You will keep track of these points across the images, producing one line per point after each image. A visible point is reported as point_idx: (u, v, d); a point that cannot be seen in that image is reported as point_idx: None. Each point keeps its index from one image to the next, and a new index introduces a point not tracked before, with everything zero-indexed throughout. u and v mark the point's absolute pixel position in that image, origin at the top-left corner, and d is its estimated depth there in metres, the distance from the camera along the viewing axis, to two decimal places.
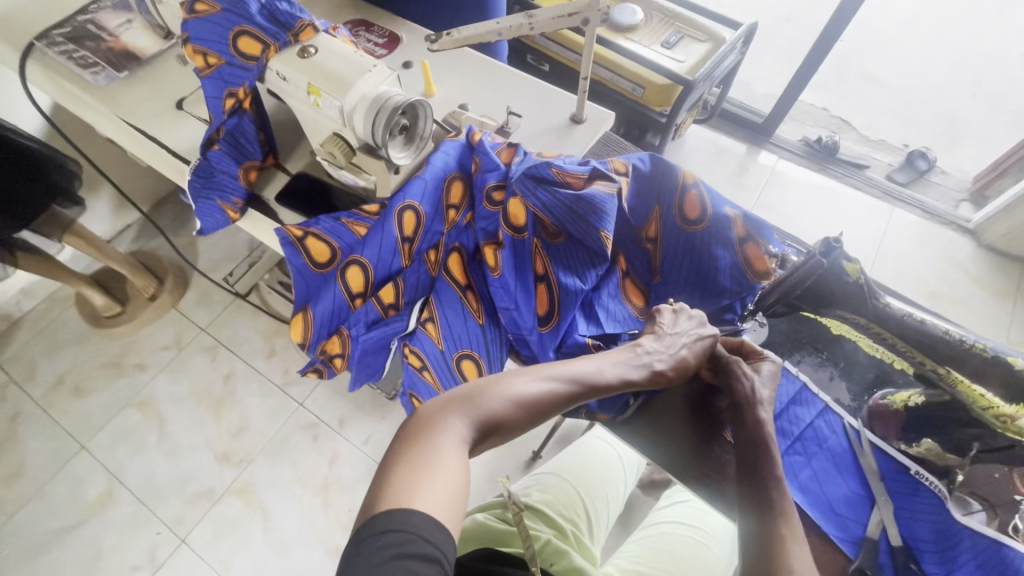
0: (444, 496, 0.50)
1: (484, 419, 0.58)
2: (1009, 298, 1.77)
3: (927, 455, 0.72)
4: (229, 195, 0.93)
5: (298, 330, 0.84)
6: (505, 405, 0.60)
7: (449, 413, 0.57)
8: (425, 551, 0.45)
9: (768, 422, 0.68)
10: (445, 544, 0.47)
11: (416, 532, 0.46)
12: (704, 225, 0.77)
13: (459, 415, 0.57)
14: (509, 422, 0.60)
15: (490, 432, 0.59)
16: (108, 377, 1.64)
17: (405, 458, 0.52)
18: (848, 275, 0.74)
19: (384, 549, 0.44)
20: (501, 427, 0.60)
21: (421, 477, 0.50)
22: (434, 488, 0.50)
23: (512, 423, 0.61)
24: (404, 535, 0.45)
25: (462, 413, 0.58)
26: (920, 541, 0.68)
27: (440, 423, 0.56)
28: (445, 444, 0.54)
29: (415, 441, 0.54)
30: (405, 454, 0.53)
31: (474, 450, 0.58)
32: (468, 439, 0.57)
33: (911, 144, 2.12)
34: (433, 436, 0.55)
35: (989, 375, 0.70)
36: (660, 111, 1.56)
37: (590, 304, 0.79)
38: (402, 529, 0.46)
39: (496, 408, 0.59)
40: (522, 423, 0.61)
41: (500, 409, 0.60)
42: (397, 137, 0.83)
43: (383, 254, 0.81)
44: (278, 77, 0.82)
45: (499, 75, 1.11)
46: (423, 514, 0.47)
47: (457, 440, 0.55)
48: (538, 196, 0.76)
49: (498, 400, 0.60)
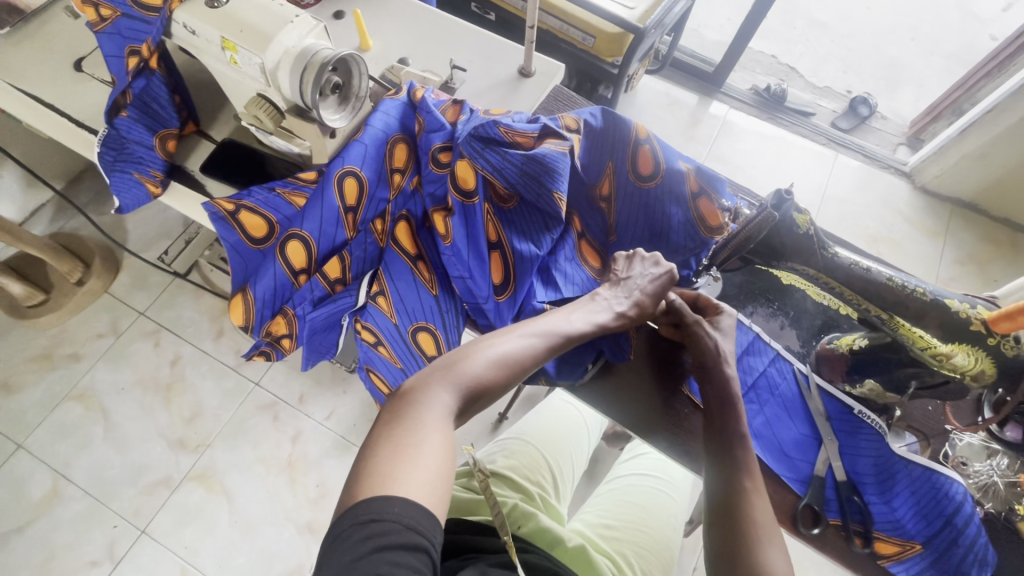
0: (430, 475, 0.48)
1: (468, 386, 0.56)
2: (940, 237, 1.87)
3: (870, 394, 0.75)
4: (146, 167, 0.84)
5: (239, 313, 0.79)
6: (487, 368, 0.58)
7: (431, 386, 0.55)
8: (409, 540, 0.44)
9: (734, 379, 0.69)
10: (432, 530, 0.45)
11: (399, 519, 0.44)
12: (658, 180, 0.76)
13: (442, 386, 0.55)
14: (493, 385, 0.58)
15: (475, 398, 0.57)
16: (39, 371, 1.53)
17: (386, 439, 0.50)
18: (799, 227, 0.70)
19: (363, 540, 0.43)
20: (484, 392, 0.58)
21: (405, 458, 0.48)
22: (419, 468, 0.48)
23: (497, 385, 0.59)
24: (388, 524, 0.44)
25: (445, 384, 0.55)
26: (862, 475, 0.71)
27: (422, 397, 0.54)
28: (429, 419, 0.52)
29: (398, 419, 0.52)
30: (387, 434, 0.51)
31: (460, 419, 0.56)
32: (453, 409, 0.55)
33: (854, 90, 2.15)
34: (416, 411, 0.52)
35: (928, 318, 0.67)
36: (611, 61, 1.52)
37: (547, 268, 0.77)
38: (385, 518, 0.44)
39: (477, 372, 0.57)
40: (508, 383, 0.60)
41: (484, 373, 0.58)
42: (328, 97, 0.75)
43: (326, 226, 0.77)
44: (185, 31, 0.73)
45: (440, 26, 1.03)
46: (408, 499, 0.45)
47: (442, 412, 0.53)
48: (487, 158, 0.72)
49: (479, 364, 0.58)
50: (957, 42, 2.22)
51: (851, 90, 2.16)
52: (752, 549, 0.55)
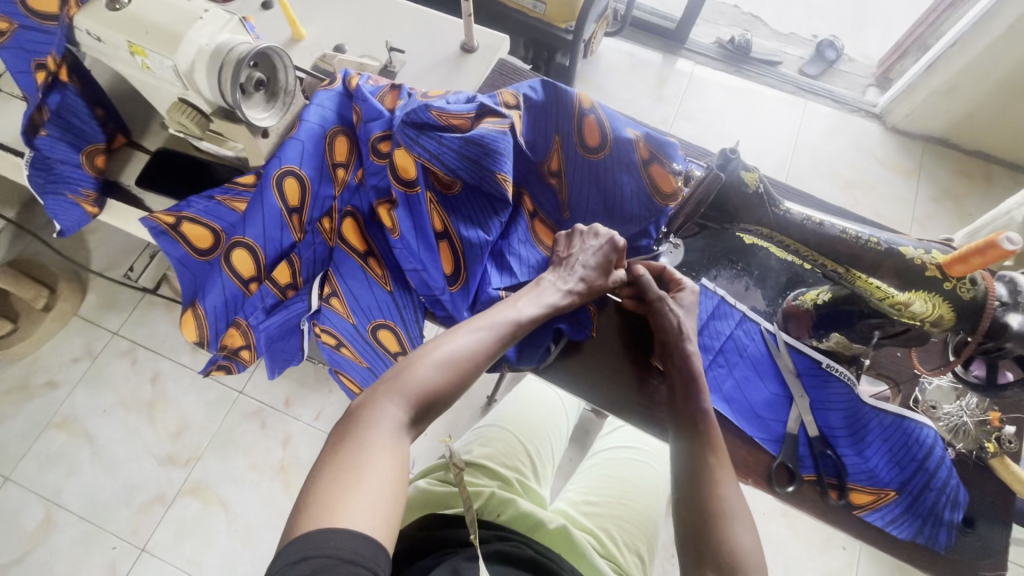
0: (375, 497, 0.46)
1: (415, 395, 0.55)
2: (914, 175, 1.86)
3: (837, 347, 0.74)
4: (76, 186, 0.80)
5: (192, 329, 0.77)
6: (435, 372, 0.56)
7: (378, 401, 0.53)
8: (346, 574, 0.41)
9: (695, 354, 0.68)
10: (374, 559, 0.43)
11: (334, 554, 0.42)
12: (606, 151, 0.73)
13: (388, 400, 0.53)
14: (445, 391, 0.56)
15: (427, 407, 0.55)
16: (17, 402, 1.51)
17: (331, 464, 0.48)
18: (748, 186, 0.66)
19: None
20: (436, 400, 0.56)
21: (347, 483, 0.46)
22: (364, 492, 0.46)
23: (449, 389, 0.57)
24: (319, 561, 0.41)
25: (391, 397, 0.54)
26: (834, 429, 0.71)
27: (366, 415, 0.52)
28: (376, 437, 0.50)
29: (343, 441, 0.50)
30: (332, 458, 0.49)
31: (413, 430, 0.55)
32: (403, 422, 0.53)
33: (820, 34, 2.11)
34: (362, 431, 0.51)
35: (883, 267, 0.65)
36: (565, 27, 1.47)
37: (500, 252, 0.74)
38: (318, 555, 0.41)
39: (426, 379, 0.55)
40: (460, 385, 0.58)
41: (432, 379, 0.56)
42: (252, 94, 0.71)
43: (269, 231, 0.74)
44: (90, 38, 0.68)
45: (375, 7, 0.98)
46: (345, 529, 0.43)
47: (389, 427, 0.52)
48: (423, 145, 0.69)
49: (425, 370, 0.56)
50: None
51: (817, 35, 2.12)
52: (718, 526, 0.56)
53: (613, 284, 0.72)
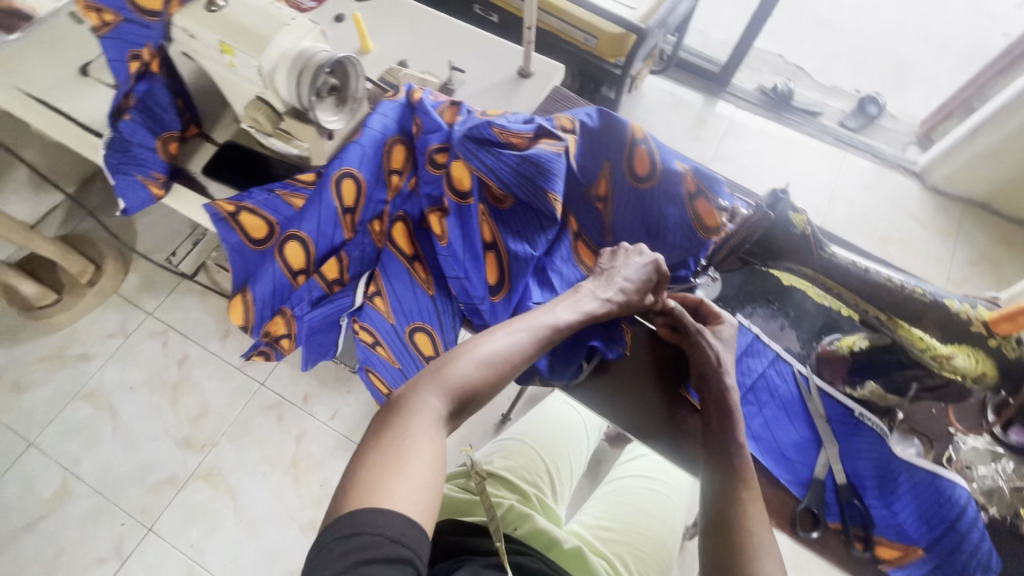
0: (417, 484, 0.48)
1: (456, 389, 0.56)
2: (951, 237, 1.84)
3: (870, 396, 0.73)
4: (148, 169, 0.85)
5: (239, 314, 0.79)
6: (475, 369, 0.58)
7: (419, 392, 0.55)
8: (392, 553, 0.43)
9: (733, 388, 0.69)
10: (417, 541, 0.45)
11: (382, 533, 0.43)
12: (654, 181, 0.75)
13: (430, 392, 0.55)
14: (483, 387, 0.58)
15: (465, 401, 0.57)
16: (50, 370, 1.56)
17: (374, 448, 0.50)
18: (794, 226, 0.68)
19: (345, 555, 0.42)
20: (474, 394, 0.58)
21: (390, 468, 0.48)
22: (405, 477, 0.48)
23: (487, 385, 0.59)
24: (368, 538, 0.43)
25: (433, 390, 0.55)
26: (862, 478, 0.70)
27: (408, 405, 0.54)
28: (417, 426, 0.52)
29: (386, 428, 0.52)
30: (376, 444, 0.51)
31: (451, 423, 0.56)
32: (442, 414, 0.54)
33: (863, 89, 2.12)
34: (404, 419, 0.52)
35: (927, 320, 0.65)
36: (614, 61, 1.53)
37: (543, 269, 0.77)
38: (367, 532, 0.43)
39: (466, 375, 0.57)
40: (498, 382, 0.59)
41: (472, 374, 0.57)
42: (325, 98, 0.76)
43: (324, 227, 0.77)
44: (184, 34, 0.73)
45: (439, 28, 1.04)
46: (391, 511, 0.45)
47: (430, 417, 0.53)
48: (481, 158, 0.72)
49: (466, 366, 0.57)
50: (968, 40, 2.18)
51: (860, 89, 2.13)
52: (747, 560, 0.55)
53: (647, 305, 0.74)
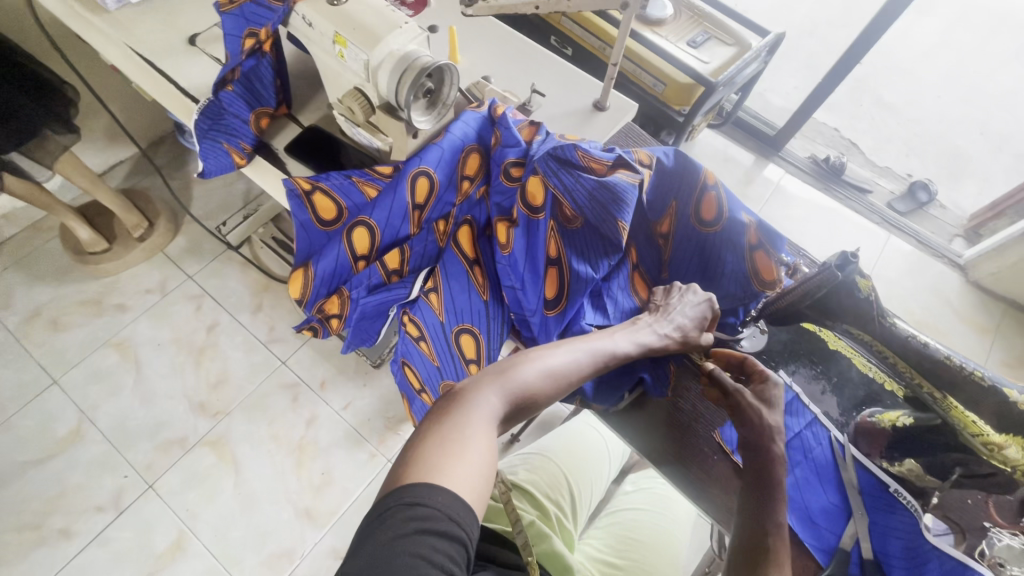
0: (475, 470, 0.50)
1: (515, 392, 0.59)
2: (989, 335, 1.81)
3: (908, 474, 0.73)
4: (237, 139, 0.90)
5: (297, 286, 0.81)
6: (536, 377, 0.61)
7: (483, 388, 0.58)
8: (448, 530, 0.45)
9: (781, 458, 0.65)
10: (470, 524, 0.47)
11: (442, 509, 0.46)
12: (719, 228, 0.77)
13: (493, 389, 0.58)
14: (539, 395, 0.61)
15: (522, 406, 0.60)
16: (86, 315, 1.61)
17: (437, 430, 0.53)
18: (861, 291, 0.72)
19: (407, 521, 0.45)
20: (531, 400, 0.60)
21: (453, 451, 0.50)
22: (466, 462, 0.50)
23: (543, 394, 0.62)
24: (430, 510, 0.45)
25: (495, 388, 0.58)
26: (891, 557, 0.68)
27: (473, 397, 0.57)
28: (479, 418, 0.55)
29: (449, 414, 0.54)
30: (438, 426, 0.53)
31: (505, 423, 0.59)
32: (501, 413, 0.57)
33: (915, 174, 2.14)
34: (468, 409, 0.55)
35: (983, 405, 0.67)
36: (679, 109, 1.57)
37: (599, 293, 0.79)
38: (429, 504, 0.46)
39: (527, 381, 0.60)
40: (553, 395, 0.62)
41: (532, 381, 0.60)
42: (420, 99, 0.80)
43: (393, 218, 0.80)
44: (303, 22, 0.79)
45: (525, 52, 1.09)
46: (450, 491, 0.47)
47: (490, 413, 0.56)
48: (560, 178, 0.75)
49: (527, 373, 0.60)
50: None
51: (912, 175, 2.15)
52: None
53: (703, 344, 0.75)
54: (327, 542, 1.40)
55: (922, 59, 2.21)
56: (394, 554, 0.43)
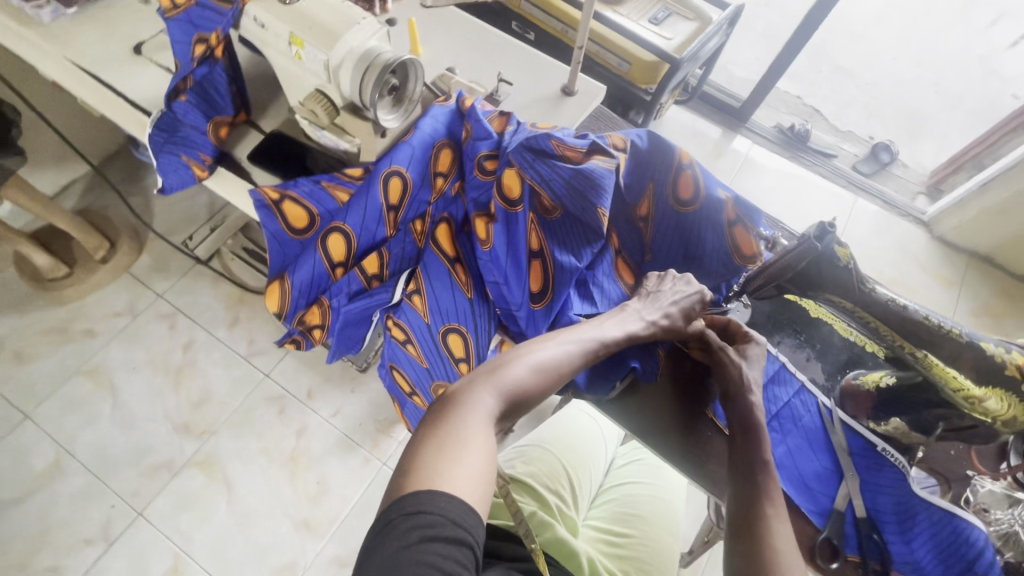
0: (475, 473, 0.50)
1: (510, 389, 0.58)
2: (956, 287, 1.88)
3: (894, 432, 0.75)
4: (196, 151, 0.86)
5: (275, 300, 0.80)
6: (528, 373, 0.60)
7: (477, 388, 0.57)
8: (453, 535, 0.45)
9: (757, 406, 0.70)
10: (475, 527, 0.47)
11: (444, 514, 0.45)
12: (697, 206, 0.78)
13: (486, 388, 0.57)
14: (533, 390, 0.60)
15: (517, 402, 0.59)
16: (53, 344, 1.54)
17: (434, 435, 0.52)
18: (840, 260, 0.73)
19: (410, 530, 0.44)
20: (525, 396, 0.60)
21: (451, 454, 0.50)
22: (465, 465, 0.49)
23: (537, 389, 0.61)
24: (433, 517, 0.45)
25: (489, 387, 0.57)
26: (881, 513, 0.71)
27: (468, 398, 0.56)
28: (475, 419, 0.54)
29: (444, 418, 0.54)
30: (434, 431, 0.52)
31: (502, 422, 0.58)
32: (496, 412, 0.56)
33: (876, 136, 2.18)
34: (463, 412, 0.54)
35: (962, 360, 0.69)
36: (645, 88, 1.57)
37: (584, 282, 0.78)
38: (431, 512, 0.45)
39: (520, 378, 0.59)
40: (547, 388, 0.62)
41: (524, 378, 0.60)
42: (385, 97, 0.78)
43: (368, 222, 0.78)
44: (255, 24, 0.75)
45: (488, 41, 1.07)
46: (451, 496, 0.47)
47: (487, 412, 0.55)
48: (536, 169, 0.75)
49: (520, 370, 0.60)
50: (980, 99, 2.21)
51: (874, 137, 2.18)
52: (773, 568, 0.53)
53: (692, 331, 0.76)
54: (329, 551, 1.39)
55: (873, 23, 2.30)
56: (401, 565, 0.42)
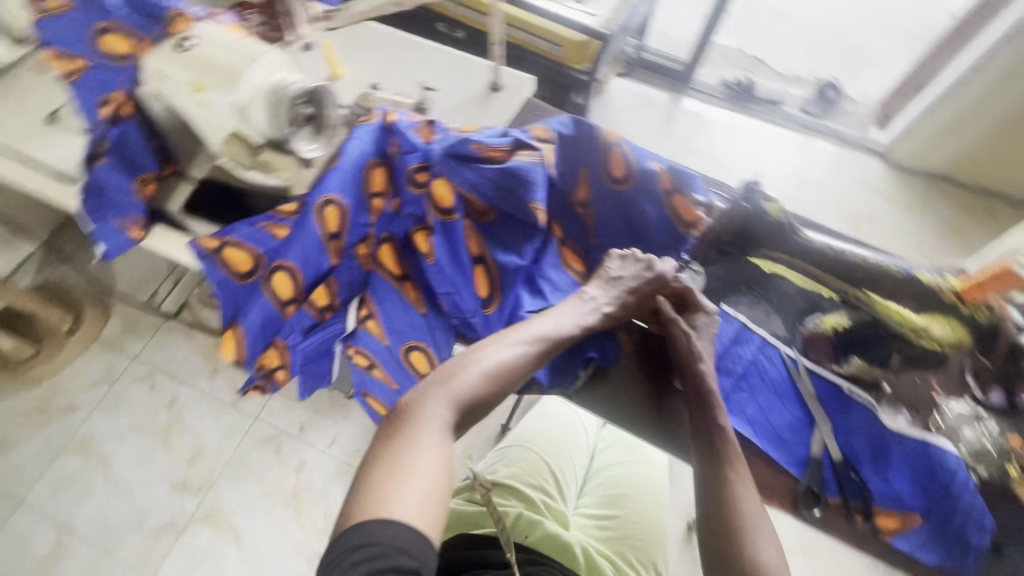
0: (424, 494, 0.52)
1: (461, 401, 0.59)
2: (918, 211, 1.92)
3: (859, 372, 0.76)
4: (129, 213, 0.85)
5: (231, 349, 0.79)
6: (480, 382, 0.61)
7: (427, 404, 0.58)
8: (400, 563, 0.47)
9: (708, 374, 0.72)
10: (423, 552, 0.49)
11: (390, 544, 0.48)
12: (633, 182, 0.77)
13: (437, 403, 0.58)
14: (486, 397, 0.61)
15: (470, 411, 0.60)
16: (34, 425, 1.51)
17: (384, 459, 0.54)
18: (770, 216, 0.72)
19: (358, 563, 0.47)
20: (479, 404, 0.61)
21: (399, 479, 0.52)
22: (413, 488, 0.52)
23: (491, 395, 0.62)
24: (379, 548, 0.48)
25: (439, 402, 0.59)
26: (857, 453, 0.73)
27: (418, 414, 0.57)
28: (425, 437, 0.55)
29: (394, 438, 0.56)
30: (384, 455, 0.55)
31: (456, 431, 0.60)
32: (448, 425, 0.58)
33: (821, 75, 2.19)
34: (413, 430, 0.56)
35: (904, 293, 0.71)
36: (580, 67, 1.56)
37: (532, 277, 0.80)
38: (377, 542, 0.48)
39: (471, 388, 0.60)
40: (501, 392, 0.62)
41: (477, 387, 0.60)
42: (302, 128, 0.77)
43: (310, 256, 0.77)
44: (157, 76, 0.73)
45: (409, 50, 1.06)
46: (399, 524, 0.49)
47: (437, 428, 0.57)
48: (464, 175, 0.77)
49: (471, 380, 0.60)
50: (914, 21, 2.23)
51: (818, 76, 2.19)
52: (741, 541, 0.61)
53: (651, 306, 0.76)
54: None
55: None
56: None
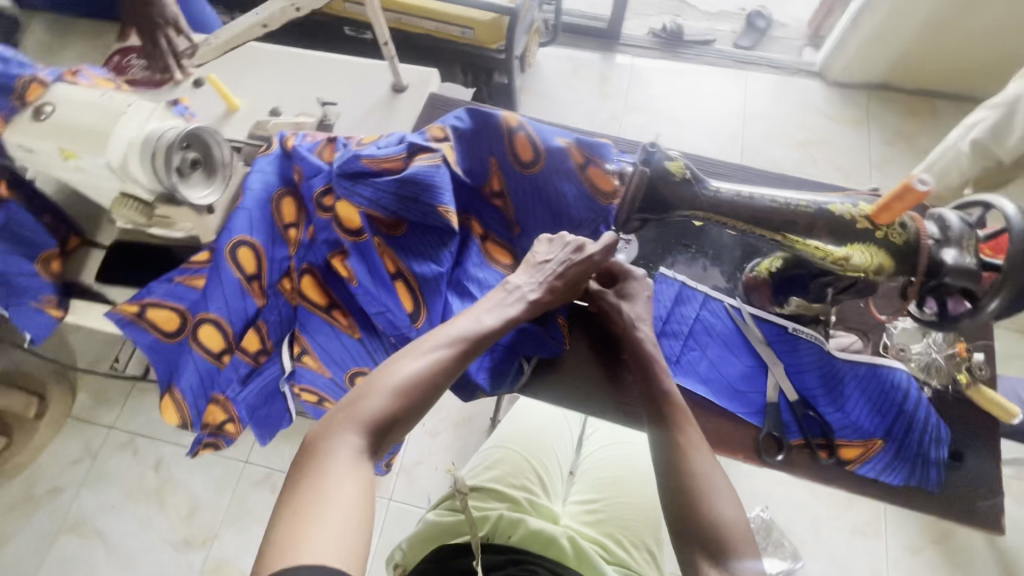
0: (337, 528, 0.49)
1: (370, 423, 0.57)
2: (862, 124, 1.91)
3: (800, 309, 0.75)
4: (40, 293, 0.81)
5: (172, 413, 0.76)
6: (389, 400, 0.59)
7: (334, 434, 0.56)
8: None
9: (647, 339, 0.70)
10: None
11: None
12: (541, 164, 0.76)
13: (344, 431, 0.56)
14: (399, 414, 0.59)
15: (384, 432, 0.58)
16: (23, 515, 1.48)
17: (292, 500, 0.51)
18: (674, 175, 0.67)
19: None
20: (392, 423, 0.59)
21: (307, 517, 0.49)
22: (324, 524, 0.49)
23: (405, 411, 0.60)
24: None
25: (347, 429, 0.57)
26: (811, 389, 0.73)
27: (324, 447, 0.55)
28: (333, 469, 0.53)
29: (301, 477, 0.53)
30: (292, 495, 0.52)
31: (372, 456, 0.57)
32: (359, 451, 0.56)
33: (747, 7, 2.16)
34: (320, 464, 0.54)
35: (817, 226, 0.66)
36: (496, 47, 1.51)
37: (458, 281, 0.77)
38: None
39: (380, 407, 0.58)
40: (416, 406, 0.60)
41: (386, 406, 0.58)
42: (190, 173, 0.73)
43: (232, 302, 0.74)
44: (24, 150, 0.69)
45: (304, 66, 1.01)
46: (306, 564, 0.45)
47: (346, 456, 0.54)
48: (361, 193, 0.75)
49: (379, 399, 0.59)
50: None
51: (745, 8, 2.17)
52: (699, 507, 0.59)
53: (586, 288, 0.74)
54: None
55: None
56: None
